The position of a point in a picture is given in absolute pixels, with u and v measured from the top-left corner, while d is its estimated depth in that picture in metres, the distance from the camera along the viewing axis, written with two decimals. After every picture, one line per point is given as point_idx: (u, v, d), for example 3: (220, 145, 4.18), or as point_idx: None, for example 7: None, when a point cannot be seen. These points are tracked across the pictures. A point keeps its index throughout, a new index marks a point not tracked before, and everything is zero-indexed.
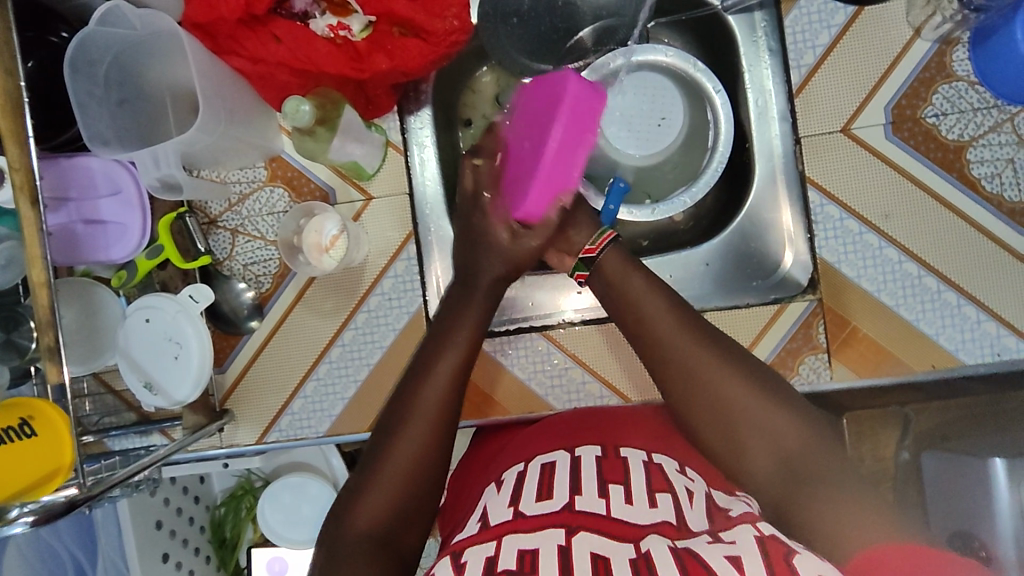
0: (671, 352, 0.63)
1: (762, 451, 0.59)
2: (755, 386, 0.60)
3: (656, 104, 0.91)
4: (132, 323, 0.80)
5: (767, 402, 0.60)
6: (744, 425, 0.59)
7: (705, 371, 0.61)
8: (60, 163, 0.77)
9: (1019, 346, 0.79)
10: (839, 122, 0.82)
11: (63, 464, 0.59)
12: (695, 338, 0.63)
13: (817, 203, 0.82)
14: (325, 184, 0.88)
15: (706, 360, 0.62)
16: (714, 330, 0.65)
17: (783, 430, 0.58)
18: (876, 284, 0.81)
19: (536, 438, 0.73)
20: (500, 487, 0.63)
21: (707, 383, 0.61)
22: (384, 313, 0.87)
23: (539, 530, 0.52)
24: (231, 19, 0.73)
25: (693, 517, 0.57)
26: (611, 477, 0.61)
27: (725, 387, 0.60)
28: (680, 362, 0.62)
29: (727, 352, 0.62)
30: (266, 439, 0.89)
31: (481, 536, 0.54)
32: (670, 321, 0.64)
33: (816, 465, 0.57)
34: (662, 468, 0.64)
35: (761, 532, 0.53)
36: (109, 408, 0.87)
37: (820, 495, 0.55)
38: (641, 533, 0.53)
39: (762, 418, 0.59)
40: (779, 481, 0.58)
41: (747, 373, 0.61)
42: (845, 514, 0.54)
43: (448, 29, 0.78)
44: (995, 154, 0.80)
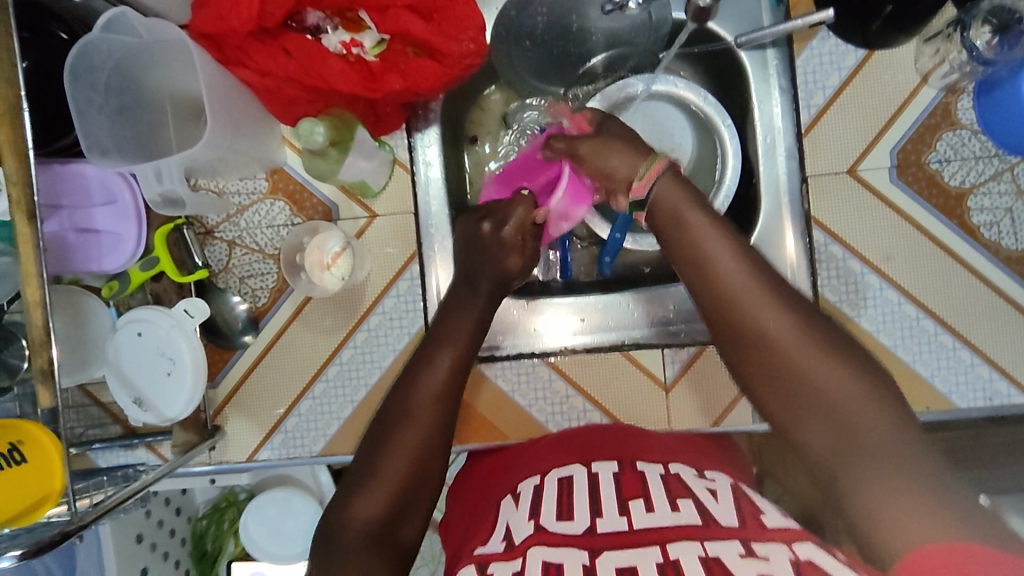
0: (731, 298, 0.57)
1: (818, 418, 0.51)
2: (826, 348, 0.53)
3: (666, 134, 0.92)
4: (123, 336, 0.77)
5: (838, 368, 0.52)
6: (801, 389, 0.52)
7: (772, 328, 0.55)
8: (54, 169, 0.74)
9: (1010, 391, 0.81)
10: (846, 163, 0.83)
11: (54, 489, 0.57)
12: (757, 281, 0.57)
13: (821, 242, 0.83)
14: (329, 200, 0.86)
15: (773, 313, 0.55)
16: (791, 289, 0.58)
17: (848, 399, 0.51)
18: (876, 324, 0.82)
19: (542, 455, 0.72)
20: (518, 501, 0.63)
21: (769, 339, 0.54)
22: (384, 332, 0.86)
23: (562, 545, 0.53)
24: (242, 32, 0.70)
25: (720, 511, 0.56)
26: (629, 492, 0.60)
27: (790, 345, 0.54)
28: (740, 313, 0.56)
29: (797, 308, 0.56)
30: (256, 457, 0.87)
31: (507, 552, 0.54)
32: (738, 269, 0.57)
33: (879, 442, 0.49)
34: (681, 478, 0.63)
35: (797, 557, 0.49)
36: (94, 420, 0.85)
37: (870, 473, 0.48)
38: (669, 538, 0.52)
39: (824, 379, 0.52)
40: (831, 453, 0.51)
41: (821, 334, 0.54)
42: (898, 501, 0.46)
43: (464, 52, 0.77)
44: (995, 203, 0.82)
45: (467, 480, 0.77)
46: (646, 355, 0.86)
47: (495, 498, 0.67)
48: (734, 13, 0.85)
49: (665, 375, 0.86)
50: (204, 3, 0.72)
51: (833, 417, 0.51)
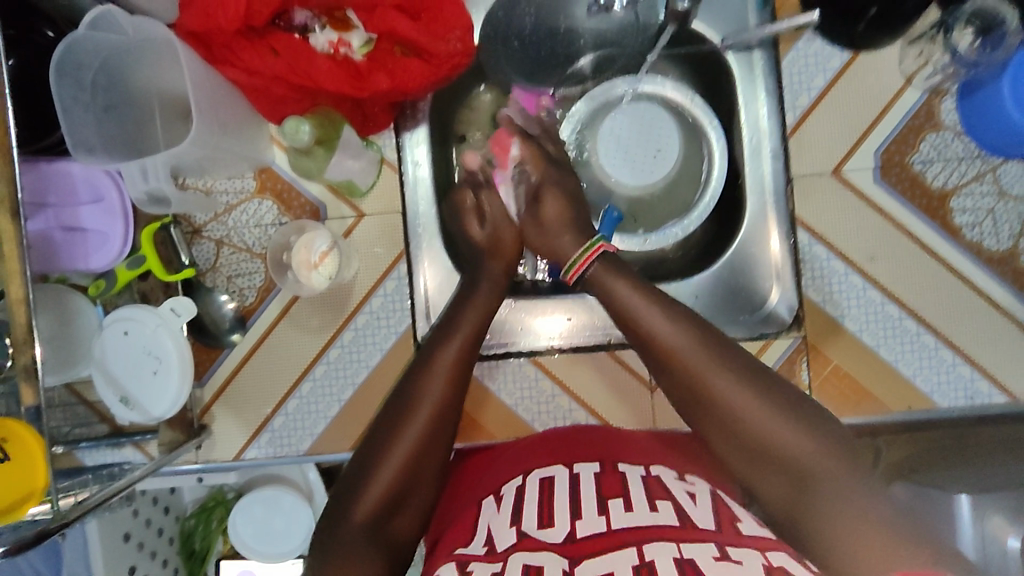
0: (677, 366, 0.62)
1: (774, 470, 0.58)
2: (772, 405, 0.59)
3: (653, 136, 0.90)
4: (109, 335, 0.77)
5: (783, 421, 0.58)
6: (755, 446, 0.58)
7: (721, 397, 0.60)
8: (40, 166, 0.74)
9: (990, 391, 0.82)
10: (831, 164, 0.84)
11: (35, 488, 0.57)
12: (695, 343, 0.62)
13: (806, 243, 0.84)
14: (317, 199, 0.86)
15: (715, 374, 0.61)
16: (722, 339, 0.63)
17: (800, 448, 0.57)
18: (858, 324, 0.83)
19: (526, 456, 0.72)
20: (499, 503, 0.63)
21: (720, 403, 0.60)
22: (372, 331, 0.86)
23: (541, 550, 0.53)
24: (229, 30, 0.70)
25: (699, 513, 0.57)
26: (610, 491, 0.60)
27: (738, 405, 0.59)
28: (694, 381, 0.61)
29: (739, 369, 0.61)
30: (243, 456, 0.87)
31: (488, 556, 0.54)
32: (680, 334, 0.63)
33: (828, 481, 0.55)
34: (660, 478, 0.64)
35: (769, 562, 0.50)
36: (80, 419, 0.85)
37: (825, 517, 0.55)
38: (646, 536, 0.53)
39: (768, 427, 0.58)
40: (793, 497, 0.57)
41: (761, 389, 0.59)
42: (852, 534, 0.53)
43: (452, 51, 0.77)
44: (977, 204, 0.82)
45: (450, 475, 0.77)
46: (632, 355, 0.87)
47: (478, 497, 0.68)
48: (721, 13, 0.85)
49: (651, 375, 0.86)
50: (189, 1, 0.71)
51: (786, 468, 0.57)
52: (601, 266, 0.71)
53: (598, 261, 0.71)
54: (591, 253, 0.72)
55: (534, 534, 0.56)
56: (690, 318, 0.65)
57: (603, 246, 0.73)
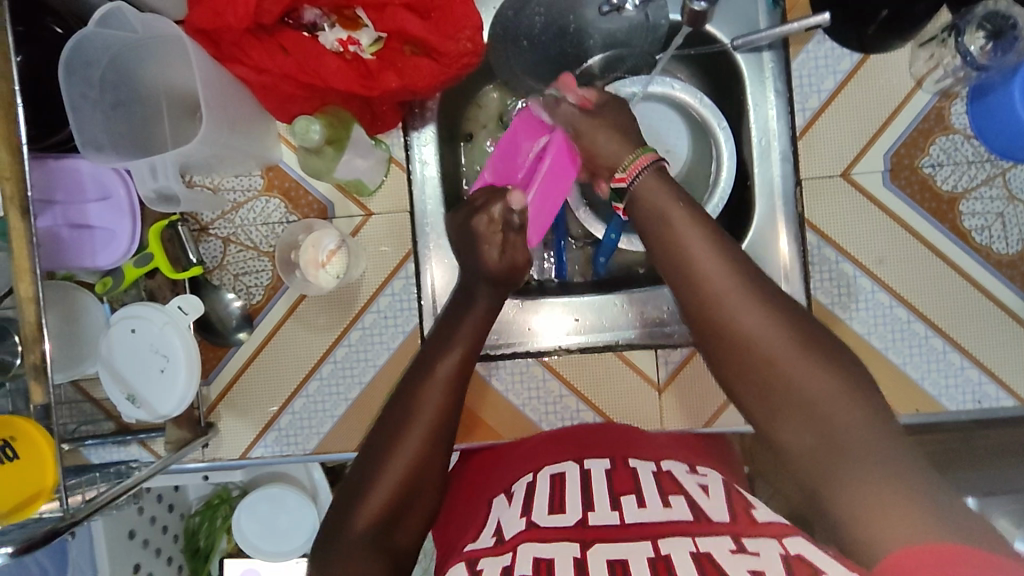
0: (718, 310, 0.57)
1: (798, 417, 0.53)
2: (818, 361, 0.53)
3: (661, 137, 0.92)
4: (116, 332, 0.77)
5: (818, 368, 0.53)
6: (781, 388, 0.54)
7: (753, 333, 0.55)
8: (48, 164, 0.73)
9: (998, 394, 0.82)
10: (840, 166, 0.84)
11: (44, 487, 0.57)
12: (745, 287, 0.57)
13: (815, 245, 0.84)
14: (324, 198, 0.86)
15: (761, 323, 0.56)
16: (776, 294, 0.58)
17: (842, 409, 0.52)
18: (867, 327, 0.83)
19: (535, 454, 0.72)
20: (510, 499, 0.63)
21: (750, 340, 0.55)
22: (379, 330, 0.86)
23: (552, 541, 0.53)
24: (238, 28, 0.70)
25: (712, 508, 0.56)
26: (622, 487, 0.60)
27: (770, 345, 0.55)
28: (722, 314, 0.57)
29: (778, 308, 0.56)
30: (249, 455, 0.87)
31: (496, 548, 0.54)
32: (728, 277, 0.58)
33: (855, 438, 0.50)
34: (671, 474, 0.63)
35: (787, 552, 0.49)
36: (86, 417, 0.85)
37: (846, 474, 0.49)
38: (661, 533, 0.53)
39: (811, 383, 0.53)
40: (813, 451, 0.52)
41: (797, 332, 0.55)
42: (870, 495, 0.48)
43: (461, 51, 0.78)
44: (986, 208, 0.82)
45: (457, 476, 0.77)
46: (640, 355, 0.86)
47: (488, 498, 0.67)
48: (731, 15, 0.85)
49: (657, 376, 0.86)
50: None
51: (811, 416, 0.52)
52: (653, 174, 0.64)
53: (651, 169, 0.65)
54: (638, 163, 0.65)
55: (543, 523, 0.56)
56: (731, 249, 0.61)
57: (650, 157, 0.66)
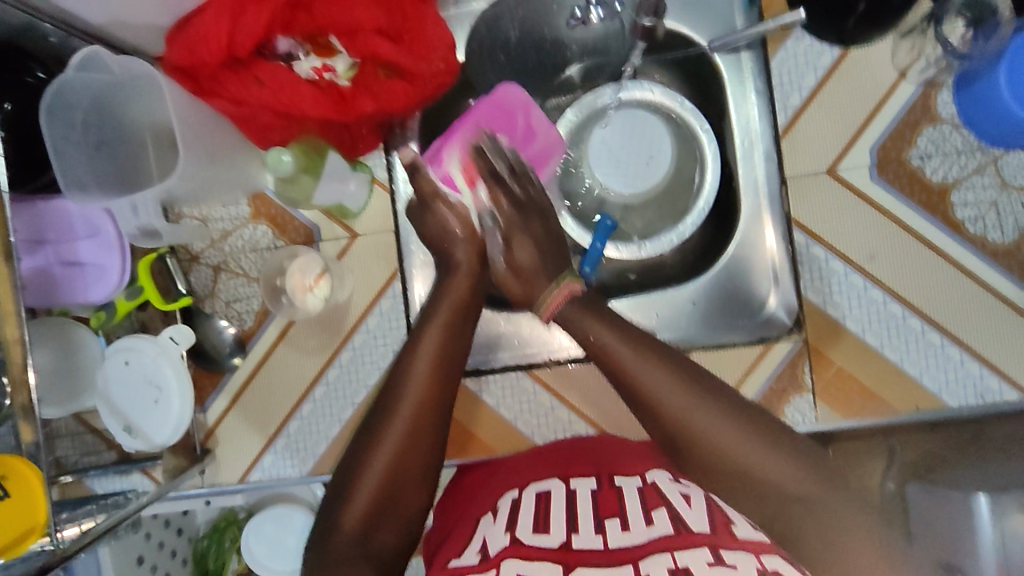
0: (654, 409, 0.58)
1: (751, 497, 0.55)
2: (747, 436, 0.56)
3: (643, 143, 0.90)
4: (111, 365, 0.78)
5: (766, 451, 0.55)
6: (735, 477, 0.55)
7: (699, 430, 0.56)
8: (37, 207, 0.76)
9: (1002, 388, 0.80)
10: (825, 163, 0.83)
11: (37, 523, 0.59)
12: (672, 377, 0.59)
13: (804, 244, 0.83)
14: (310, 222, 0.87)
15: (695, 412, 0.57)
16: (696, 373, 0.60)
17: (784, 476, 0.54)
18: (861, 325, 0.81)
19: (521, 469, 0.72)
20: (494, 516, 0.63)
21: (698, 441, 0.56)
22: (369, 350, 0.86)
23: (538, 561, 0.53)
24: (212, 62, 0.71)
25: (693, 517, 0.57)
26: (606, 510, 0.61)
27: (718, 442, 0.55)
28: (660, 413, 0.58)
29: (707, 396, 0.58)
30: (248, 477, 0.88)
31: (480, 565, 0.54)
32: (652, 370, 0.59)
33: (809, 505, 0.53)
34: (657, 487, 0.64)
35: (763, 567, 0.50)
36: (89, 447, 0.87)
37: (807, 537, 0.52)
38: (640, 553, 0.53)
39: (749, 463, 0.55)
40: (772, 523, 0.54)
41: (734, 422, 0.56)
42: (840, 547, 0.51)
43: (435, 72, 0.78)
44: (979, 197, 0.80)
45: (449, 496, 0.77)
46: None
47: (472, 515, 0.67)
48: (706, 17, 0.85)
49: None
50: (176, 36, 0.73)
51: (770, 497, 0.54)
52: (576, 306, 0.67)
53: (568, 302, 0.68)
54: (564, 290, 0.68)
55: (529, 541, 0.56)
56: (644, 338, 0.63)
57: (572, 284, 0.69)
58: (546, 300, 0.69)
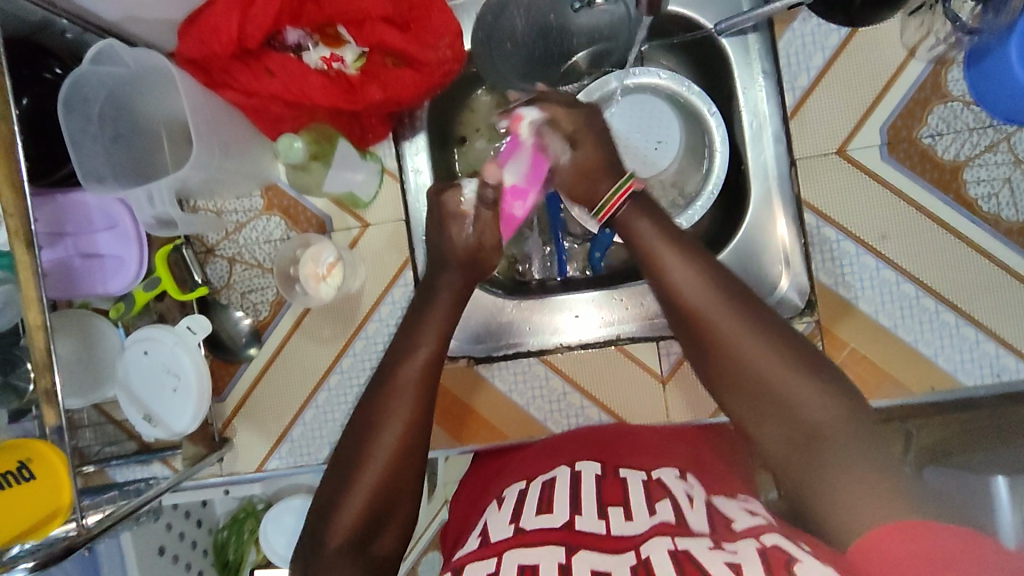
0: (697, 319, 0.59)
1: (777, 417, 0.56)
2: (786, 360, 0.56)
3: (653, 127, 0.91)
4: (130, 355, 0.80)
5: (798, 375, 0.56)
6: (763, 390, 0.56)
7: (737, 341, 0.57)
8: (57, 200, 0.77)
9: (1018, 366, 0.78)
10: (835, 143, 0.82)
11: (61, 504, 0.60)
12: (720, 294, 0.59)
13: (814, 225, 0.82)
14: (322, 212, 0.88)
15: (737, 329, 0.58)
16: (746, 293, 0.60)
17: (813, 404, 0.55)
18: (874, 306, 0.81)
19: (530, 462, 0.72)
20: (502, 504, 0.63)
21: (735, 354, 0.57)
22: (382, 338, 0.87)
23: (538, 546, 0.52)
24: (224, 54, 0.73)
25: (694, 517, 0.56)
26: (610, 497, 0.59)
27: (759, 360, 0.56)
28: (703, 324, 0.59)
29: (752, 316, 0.58)
30: (266, 467, 0.89)
31: (483, 553, 0.54)
32: (699, 282, 0.60)
33: (829, 434, 0.53)
34: (662, 482, 0.63)
35: (764, 545, 0.51)
36: (110, 438, 0.88)
37: (825, 466, 0.53)
38: (638, 541, 0.53)
39: (782, 382, 0.55)
40: (790, 444, 0.55)
41: (772, 339, 0.57)
42: (847, 475, 0.52)
43: (442, 59, 0.79)
44: (992, 174, 0.80)
45: (461, 488, 0.78)
46: (640, 349, 0.86)
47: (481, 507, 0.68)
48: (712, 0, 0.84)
49: (659, 367, 0.86)
50: (188, 30, 0.75)
51: (791, 416, 0.55)
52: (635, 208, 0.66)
53: (630, 202, 0.66)
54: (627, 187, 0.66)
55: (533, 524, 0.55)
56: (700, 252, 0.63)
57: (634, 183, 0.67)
58: (613, 194, 0.67)
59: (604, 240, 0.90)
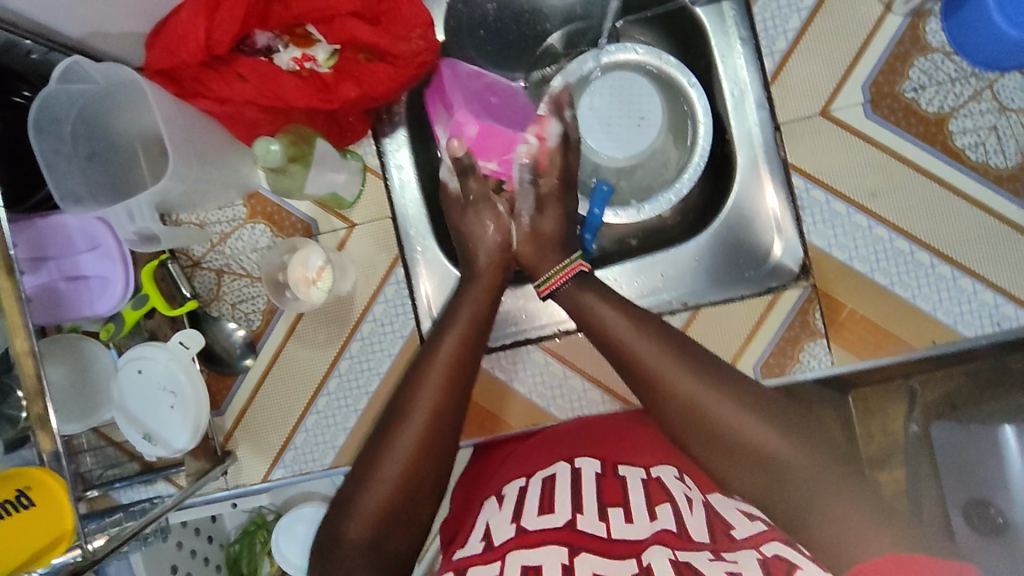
0: (661, 386, 0.63)
1: (752, 465, 0.60)
2: (747, 409, 0.61)
3: (633, 103, 0.90)
4: (124, 375, 0.79)
5: (761, 421, 0.60)
6: (731, 443, 0.60)
7: (696, 401, 0.62)
8: (35, 224, 0.76)
9: (1018, 314, 0.78)
10: (818, 105, 0.81)
11: (65, 530, 0.59)
12: (677, 360, 0.64)
13: (803, 188, 0.81)
14: (306, 216, 0.87)
15: (695, 389, 0.62)
16: (697, 352, 0.66)
17: (782, 448, 0.59)
18: (869, 265, 0.80)
19: (530, 456, 0.75)
20: (501, 503, 0.65)
21: (697, 412, 0.61)
22: (378, 339, 0.86)
23: (542, 546, 0.54)
24: (193, 63, 0.72)
25: (692, 524, 0.60)
26: (611, 498, 0.62)
27: (724, 415, 0.61)
28: (668, 388, 0.63)
29: (710, 372, 0.63)
30: (271, 476, 0.88)
31: (486, 555, 0.56)
32: (655, 347, 0.65)
33: (802, 472, 0.58)
34: (659, 481, 0.67)
35: (765, 556, 0.55)
36: (111, 460, 0.87)
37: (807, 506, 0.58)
38: (642, 547, 0.55)
39: (748, 432, 0.60)
40: (768, 487, 0.59)
41: (731, 391, 0.62)
42: (830, 510, 0.57)
43: (415, 51, 0.77)
44: (977, 123, 0.79)
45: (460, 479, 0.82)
46: None
47: (480, 504, 0.70)
48: None
49: None
50: (155, 41, 0.74)
51: (765, 463, 0.59)
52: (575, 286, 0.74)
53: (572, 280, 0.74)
54: (568, 270, 0.75)
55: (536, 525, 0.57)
56: (652, 320, 0.69)
57: (578, 264, 0.76)
58: (553, 275, 0.75)
59: (594, 219, 0.87)
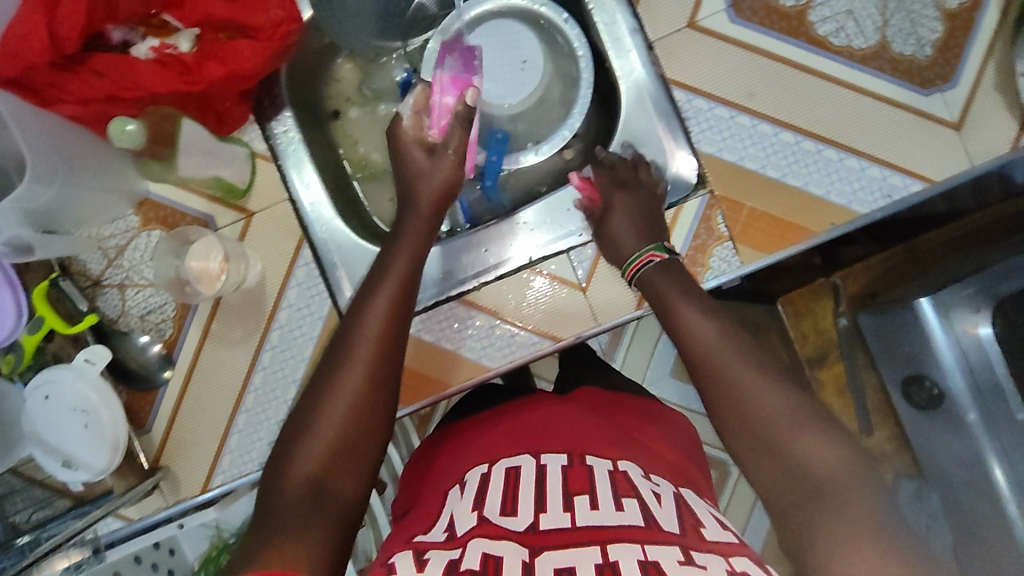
0: (709, 367, 0.61)
1: (781, 466, 0.55)
2: (795, 408, 0.57)
3: (512, 49, 0.90)
4: (33, 403, 0.76)
5: (804, 425, 0.56)
6: (767, 438, 0.56)
7: (740, 385, 0.59)
8: None
9: (906, 183, 0.80)
10: (684, 18, 0.83)
11: None
12: (737, 346, 0.61)
13: (684, 100, 0.83)
14: (202, 213, 0.85)
15: (747, 373, 0.59)
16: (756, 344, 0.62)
17: (819, 454, 0.54)
18: (759, 161, 0.82)
19: (491, 442, 0.67)
20: (463, 490, 0.59)
21: (739, 395, 0.58)
22: (297, 325, 0.84)
23: (504, 539, 0.50)
24: (42, 63, 0.69)
25: (663, 515, 0.53)
26: (577, 486, 0.56)
27: (766, 406, 0.57)
28: (717, 372, 0.60)
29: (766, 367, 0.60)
30: (211, 485, 0.84)
31: (445, 542, 0.51)
32: (715, 330, 0.63)
33: (829, 485, 0.53)
34: (628, 475, 0.58)
35: (733, 568, 0.48)
36: (40, 501, 0.83)
37: (821, 521, 0.51)
38: (609, 536, 0.50)
39: (786, 427, 0.56)
40: (789, 492, 0.54)
41: (782, 388, 0.58)
42: (844, 532, 0.50)
43: (275, 20, 0.77)
44: (834, 10, 0.82)
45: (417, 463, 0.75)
46: (556, 265, 0.85)
47: (443, 485, 0.64)
48: None
49: (580, 276, 0.84)
50: None
51: (793, 464, 0.55)
52: (656, 270, 0.73)
53: (652, 267, 0.74)
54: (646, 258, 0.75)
55: (497, 518, 0.53)
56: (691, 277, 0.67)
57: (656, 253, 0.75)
58: (632, 264, 0.76)
59: (494, 167, 0.90)
